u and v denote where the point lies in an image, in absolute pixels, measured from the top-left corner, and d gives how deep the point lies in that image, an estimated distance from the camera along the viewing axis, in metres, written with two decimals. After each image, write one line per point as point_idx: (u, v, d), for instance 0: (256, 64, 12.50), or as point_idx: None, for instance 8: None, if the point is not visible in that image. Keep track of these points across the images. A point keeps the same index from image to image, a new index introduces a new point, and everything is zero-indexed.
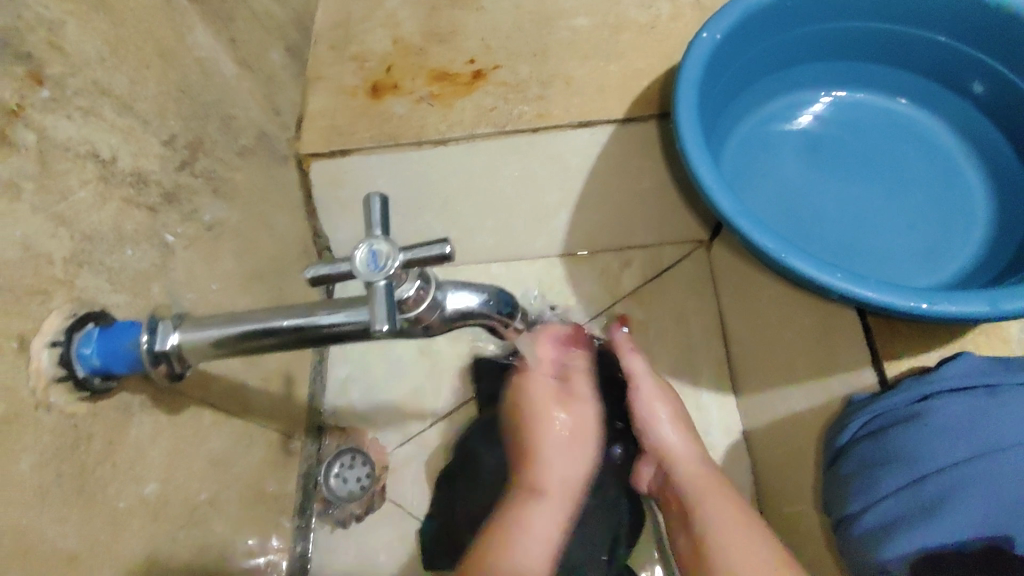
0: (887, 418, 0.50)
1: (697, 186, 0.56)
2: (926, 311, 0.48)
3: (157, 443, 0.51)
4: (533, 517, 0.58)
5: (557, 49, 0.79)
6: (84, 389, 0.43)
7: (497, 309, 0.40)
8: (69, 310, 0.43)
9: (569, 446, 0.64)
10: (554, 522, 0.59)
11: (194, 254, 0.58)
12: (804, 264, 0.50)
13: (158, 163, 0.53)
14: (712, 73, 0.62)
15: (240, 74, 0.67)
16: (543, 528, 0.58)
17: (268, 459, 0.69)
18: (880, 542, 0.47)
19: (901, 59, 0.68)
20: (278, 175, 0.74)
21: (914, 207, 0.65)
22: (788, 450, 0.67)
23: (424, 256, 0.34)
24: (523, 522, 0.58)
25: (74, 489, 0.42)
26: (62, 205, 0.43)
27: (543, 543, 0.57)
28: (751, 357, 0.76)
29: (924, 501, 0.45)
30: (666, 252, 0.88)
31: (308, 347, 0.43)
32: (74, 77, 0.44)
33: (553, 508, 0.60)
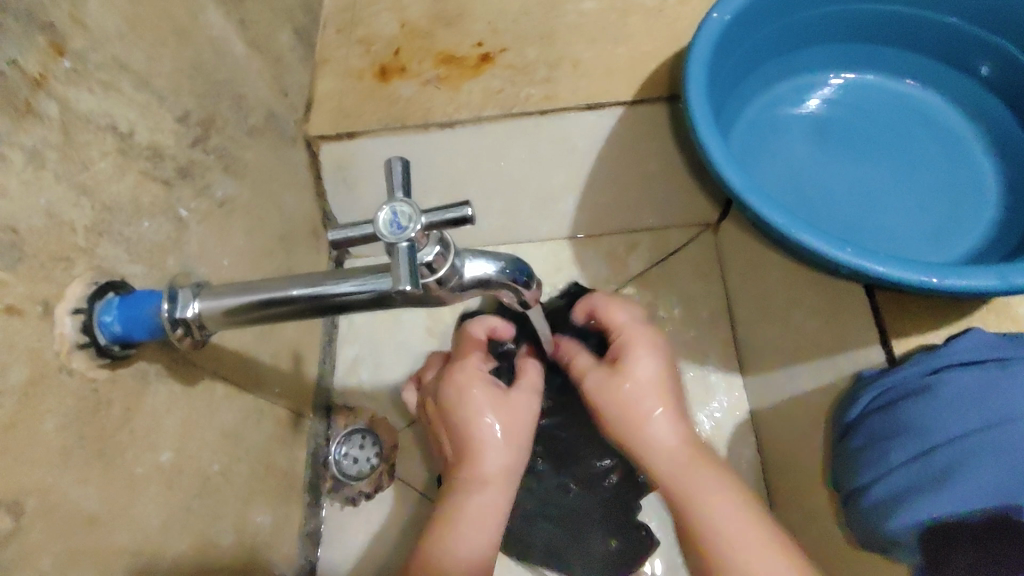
0: (899, 391, 0.51)
1: (707, 163, 0.56)
2: (937, 286, 0.49)
3: (171, 413, 0.52)
4: (469, 506, 0.56)
5: (564, 32, 0.80)
6: (105, 356, 0.44)
7: (514, 279, 0.40)
8: (91, 278, 0.44)
9: (507, 436, 0.59)
10: (492, 507, 0.57)
11: (206, 230, 0.58)
12: (814, 239, 0.51)
13: (173, 138, 0.54)
14: (722, 53, 0.63)
15: (250, 54, 0.67)
16: (479, 513, 0.56)
17: (277, 435, 0.70)
18: (891, 512, 0.48)
19: (910, 41, 0.69)
20: (287, 155, 0.74)
21: (923, 187, 0.66)
22: (795, 428, 0.68)
23: (447, 219, 0.34)
24: (458, 510, 0.56)
25: (94, 452, 0.43)
26: (85, 175, 0.44)
27: (480, 529, 0.56)
28: (758, 338, 0.77)
29: (935, 469, 0.46)
30: (674, 234, 0.88)
31: (323, 315, 0.43)
32: (95, 51, 0.45)
33: (493, 495, 0.57)
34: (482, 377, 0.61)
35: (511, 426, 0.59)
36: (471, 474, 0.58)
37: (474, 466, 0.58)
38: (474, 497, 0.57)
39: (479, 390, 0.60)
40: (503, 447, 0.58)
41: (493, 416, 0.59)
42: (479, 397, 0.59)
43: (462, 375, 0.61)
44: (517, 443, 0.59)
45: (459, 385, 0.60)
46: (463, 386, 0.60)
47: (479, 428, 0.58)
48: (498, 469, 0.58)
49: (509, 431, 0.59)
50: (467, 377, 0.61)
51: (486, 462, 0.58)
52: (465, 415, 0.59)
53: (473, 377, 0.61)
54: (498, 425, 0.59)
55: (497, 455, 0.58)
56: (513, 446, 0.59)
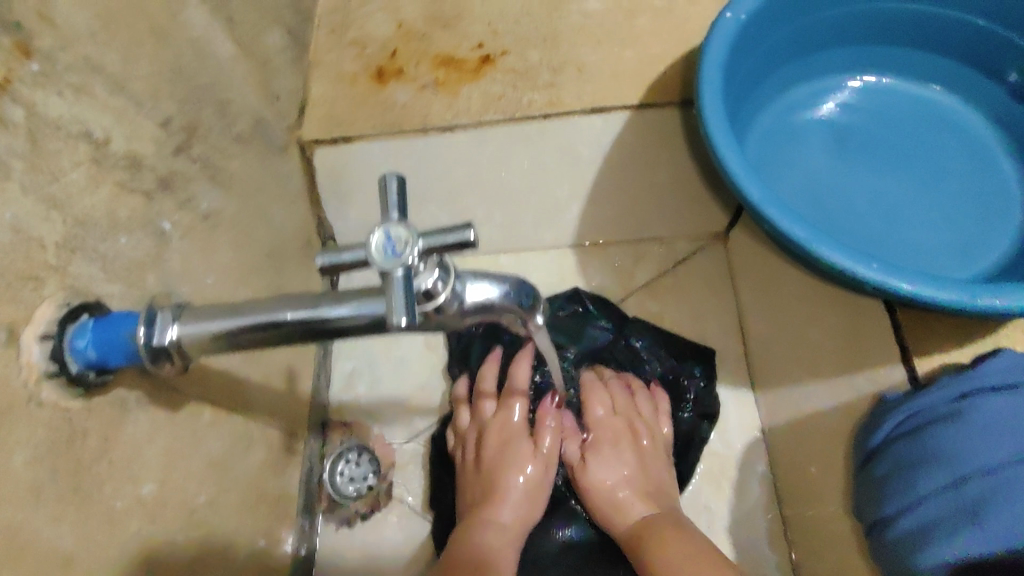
0: (925, 416, 0.48)
1: (722, 171, 0.53)
2: (972, 306, 0.46)
3: (153, 442, 0.48)
4: (494, 546, 0.63)
5: (566, 34, 0.76)
6: (79, 384, 0.41)
7: (519, 302, 0.36)
8: (62, 299, 0.40)
9: (534, 489, 0.68)
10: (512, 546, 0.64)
11: (190, 244, 0.55)
12: (839, 254, 0.48)
13: (153, 146, 0.50)
14: (737, 56, 0.60)
15: (237, 56, 0.64)
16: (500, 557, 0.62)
17: (268, 459, 0.66)
18: (920, 547, 0.44)
19: (932, 43, 0.66)
20: (277, 163, 0.71)
21: (945, 198, 0.63)
22: (812, 450, 0.65)
23: (446, 243, 0.31)
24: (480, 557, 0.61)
25: (69, 487, 0.40)
26: (55, 186, 0.40)
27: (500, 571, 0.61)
28: (771, 353, 0.74)
29: (968, 503, 0.43)
30: (682, 245, 0.84)
31: (316, 341, 0.40)
32: (65, 52, 0.42)
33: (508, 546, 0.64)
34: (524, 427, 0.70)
35: (536, 484, 0.68)
36: (495, 518, 0.65)
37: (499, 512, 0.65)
38: (496, 539, 0.63)
39: (520, 441, 0.69)
40: (527, 500, 0.67)
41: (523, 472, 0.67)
42: (521, 448, 0.68)
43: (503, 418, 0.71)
44: (535, 502, 0.67)
45: (504, 433, 0.70)
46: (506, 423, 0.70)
47: (507, 483, 0.67)
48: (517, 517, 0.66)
49: (536, 484, 0.68)
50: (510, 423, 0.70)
51: (506, 516, 0.65)
52: (500, 464, 0.68)
53: (517, 429, 0.70)
54: (529, 480, 0.67)
55: (528, 502, 0.67)
56: (532, 502, 0.67)
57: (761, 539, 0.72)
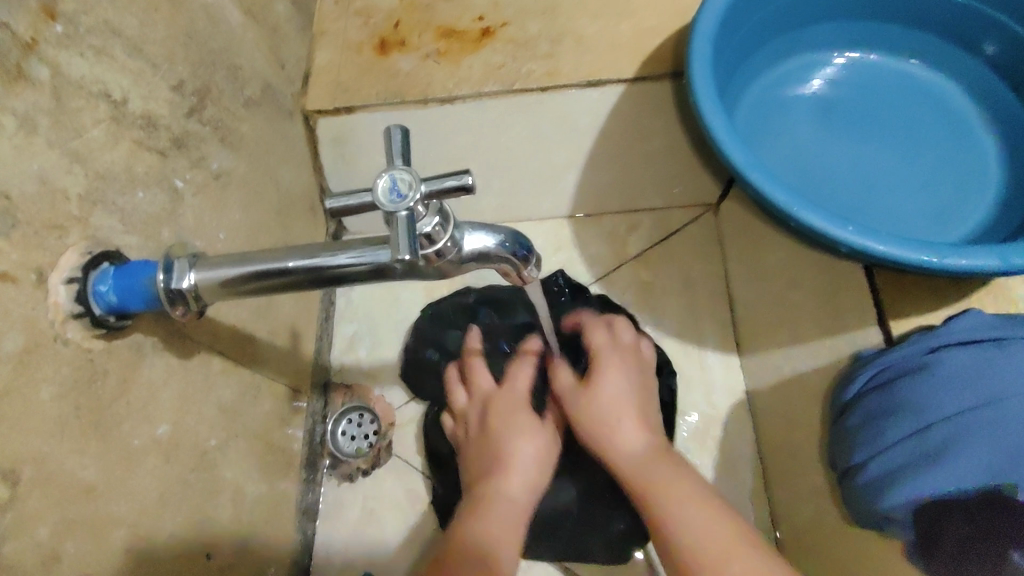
0: (896, 369, 0.51)
1: (709, 139, 0.56)
2: (938, 265, 0.49)
3: (168, 386, 0.51)
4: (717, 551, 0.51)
5: (566, 7, 0.79)
6: (101, 327, 0.43)
7: (514, 253, 0.39)
8: (85, 247, 0.43)
9: (643, 405, 0.65)
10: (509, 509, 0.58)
11: (202, 203, 0.57)
12: (816, 218, 0.51)
13: (168, 107, 0.53)
14: (727, 28, 0.62)
15: (246, 24, 0.66)
16: (684, 519, 0.54)
17: (274, 412, 0.69)
18: (887, 490, 0.48)
19: (917, 19, 0.68)
20: (284, 129, 0.73)
21: (926, 168, 0.65)
22: (792, 412, 0.68)
23: (446, 187, 0.34)
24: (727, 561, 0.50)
25: (91, 422, 0.43)
26: (78, 142, 0.43)
27: (507, 527, 0.57)
28: (756, 321, 0.76)
29: (928, 447, 0.46)
30: (675, 215, 0.88)
31: (323, 288, 0.43)
32: (86, 15, 0.44)
33: (520, 487, 0.60)
34: (629, 389, 0.65)
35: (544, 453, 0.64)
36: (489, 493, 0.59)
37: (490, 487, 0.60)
38: (700, 490, 0.56)
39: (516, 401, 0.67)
40: (518, 423, 0.65)
41: (617, 402, 0.64)
42: (626, 406, 0.64)
43: (609, 376, 0.66)
44: (542, 470, 0.63)
45: (613, 400, 0.64)
46: (589, 403, 0.64)
47: (602, 412, 0.64)
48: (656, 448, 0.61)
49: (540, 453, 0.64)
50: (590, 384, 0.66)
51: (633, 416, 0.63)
52: (608, 423, 0.63)
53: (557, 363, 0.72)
54: (536, 447, 0.64)
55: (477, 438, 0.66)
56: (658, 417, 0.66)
57: (742, 493, 0.75)
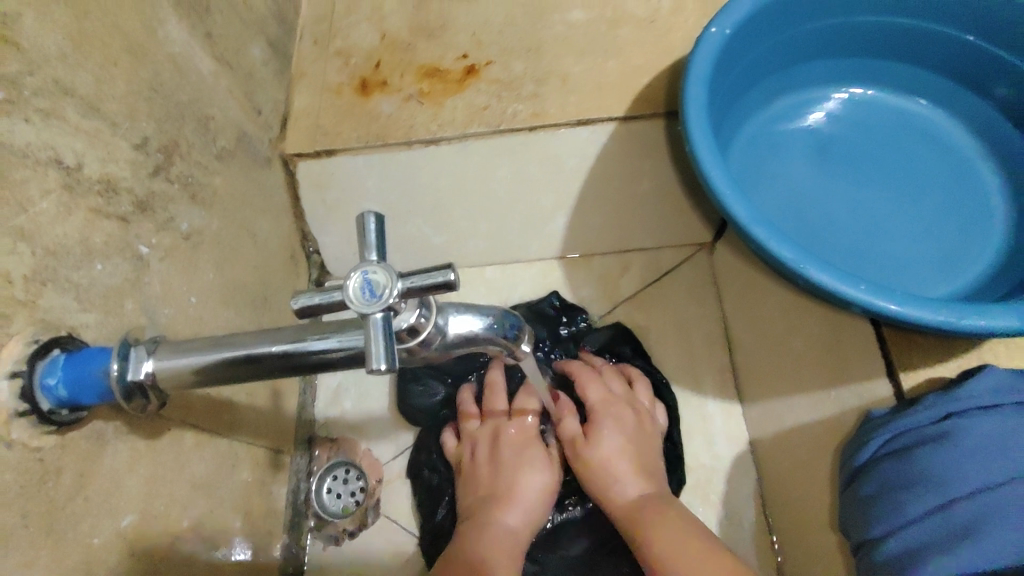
0: (911, 436, 0.47)
1: (706, 188, 0.53)
2: (955, 325, 0.46)
3: (134, 471, 0.47)
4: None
5: (552, 44, 0.76)
6: (51, 423, 0.39)
7: (504, 334, 0.36)
8: (33, 334, 0.39)
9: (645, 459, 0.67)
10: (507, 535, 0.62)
11: (170, 266, 0.53)
12: (823, 275, 0.48)
13: (129, 168, 0.49)
14: (722, 68, 0.60)
15: (217, 71, 0.62)
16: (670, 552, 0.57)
17: (253, 481, 0.65)
18: (906, 569, 0.44)
19: (918, 56, 0.66)
20: (261, 177, 0.70)
21: (929, 211, 0.63)
22: (796, 464, 0.65)
23: (425, 284, 0.30)
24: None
25: (41, 529, 0.39)
26: (22, 217, 0.39)
27: (506, 547, 0.61)
28: (758, 368, 0.73)
29: (954, 526, 0.43)
30: (665, 256, 0.85)
31: (298, 374, 0.39)
32: (33, 76, 0.40)
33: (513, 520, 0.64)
34: (624, 446, 0.67)
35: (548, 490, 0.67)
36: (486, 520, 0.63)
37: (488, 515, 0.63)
38: (691, 525, 0.59)
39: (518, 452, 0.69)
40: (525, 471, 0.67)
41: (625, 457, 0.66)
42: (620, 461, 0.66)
43: (613, 432, 0.68)
44: (541, 503, 0.66)
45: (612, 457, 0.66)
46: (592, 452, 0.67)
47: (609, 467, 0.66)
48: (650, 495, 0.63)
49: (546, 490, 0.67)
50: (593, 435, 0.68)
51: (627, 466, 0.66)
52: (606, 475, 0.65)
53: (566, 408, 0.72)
54: (540, 481, 0.67)
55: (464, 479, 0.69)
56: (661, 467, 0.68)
57: (748, 550, 0.71)
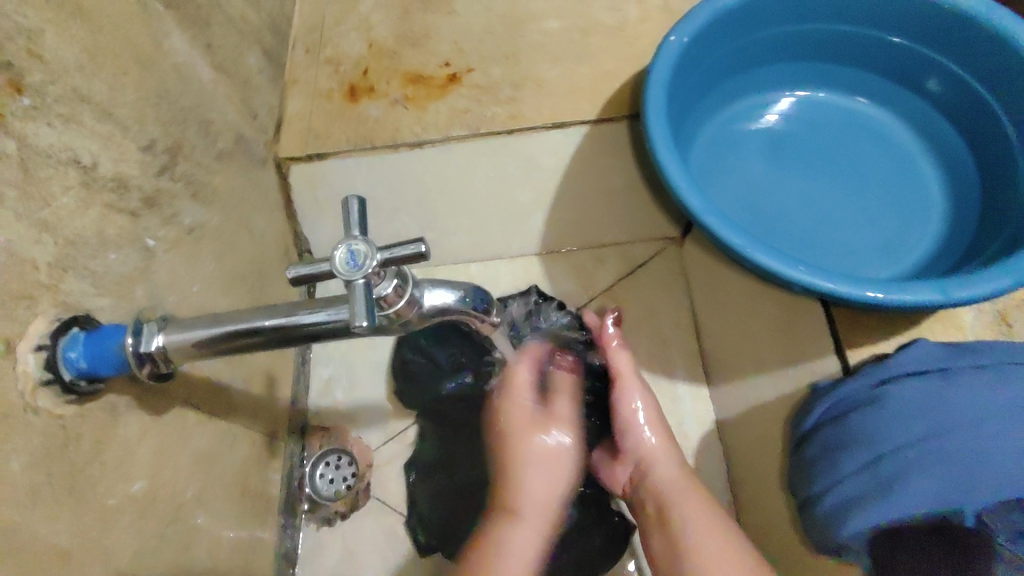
0: (849, 403, 0.53)
1: (666, 182, 0.58)
2: (883, 301, 0.51)
3: (144, 442, 0.52)
4: None
5: (528, 52, 0.82)
6: (72, 392, 0.44)
7: (473, 307, 0.41)
8: (55, 314, 0.44)
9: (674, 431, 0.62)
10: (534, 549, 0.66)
11: (175, 258, 0.58)
12: (768, 258, 0.54)
13: (138, 167, 0.54)
14: (682, 74, 0.65)
15: (216, 78, 0.67)
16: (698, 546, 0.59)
17: (252, 459, 0.70)
18: (842, 519, 0.49)
19: (859, 59, 0.73)
20: (257, 178, 0.74)
21: (875, 201, 0.71)
22: (754, 437, 0.71)
23: (400, 254, 0.35)
24: None
25: (64, 487, 0.43)
26: (46, 211, 0.44)
27: (526, 563, 0.64)
28: (724, 351, 0.78)
29: (882, 478, 0.48)
30: (638, 248, 0.88)
31: (291, 345, 0.44)
32: (54, 84, 0.45)
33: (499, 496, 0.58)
34: None
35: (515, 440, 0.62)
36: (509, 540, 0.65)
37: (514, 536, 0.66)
38: (717, 519, 0.62)
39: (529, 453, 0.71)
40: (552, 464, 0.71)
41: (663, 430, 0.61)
42: None
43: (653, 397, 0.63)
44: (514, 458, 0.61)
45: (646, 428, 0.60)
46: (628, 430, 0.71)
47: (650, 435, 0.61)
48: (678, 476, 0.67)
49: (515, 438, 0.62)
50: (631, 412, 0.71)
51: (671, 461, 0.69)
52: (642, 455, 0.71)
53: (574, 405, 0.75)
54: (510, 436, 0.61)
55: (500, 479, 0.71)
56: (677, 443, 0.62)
57: None
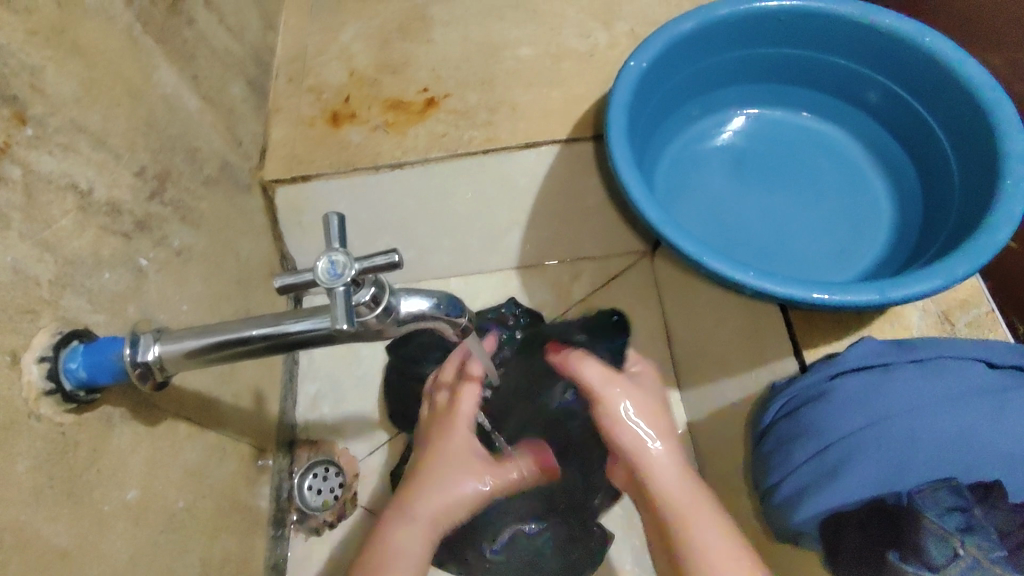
0: (802, 398, 0.57)
1: (628, 198, 0.63)
2: (827, 301, 0.56)
3: (136, 452, 0.54)
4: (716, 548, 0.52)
5: (502, 77, 0.86)
6: (71, 401, 0.47)
7: (446, 313, 0.45)
8: (55, 328, 0.47)
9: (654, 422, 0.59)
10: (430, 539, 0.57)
11: (165, 277, 0.61)
12: (721, 264, 0.58)
13: (130, 193, 0.57)
14: (640, 97, 0.70)
15: (203, 108, 0.71)
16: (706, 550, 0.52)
17: (240, 472, 0.72)
18: (798, 506, 0.53)
19: (804, 78, 0.78)
20: (242, 202, 0.78)
21: (827, 212, 0.76)
22: (723, 438, 0.74)
23: (377, 264, 0.39)
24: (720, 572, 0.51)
25: (63, 491, 0.46)
26: (47, 232, 0.47)
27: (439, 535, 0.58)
28: (692, 357, 0.82)
29: (828, 466, 0.52)
30: (614, 261, 0.93)
31: (279, 352, 0.47)
32: (54, 116, 0.49)
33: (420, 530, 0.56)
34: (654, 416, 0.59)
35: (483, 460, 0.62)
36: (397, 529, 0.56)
37: (399, 529, 0.56)
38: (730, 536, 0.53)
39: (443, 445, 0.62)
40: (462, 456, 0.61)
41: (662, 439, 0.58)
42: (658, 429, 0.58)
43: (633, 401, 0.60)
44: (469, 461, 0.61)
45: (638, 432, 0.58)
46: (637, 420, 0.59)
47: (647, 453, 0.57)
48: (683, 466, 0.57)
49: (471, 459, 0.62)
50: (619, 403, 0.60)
51: (688, 492, 0.55)
52: (639, 450, 0.57)
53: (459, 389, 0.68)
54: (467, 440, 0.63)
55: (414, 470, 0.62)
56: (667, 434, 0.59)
57: None
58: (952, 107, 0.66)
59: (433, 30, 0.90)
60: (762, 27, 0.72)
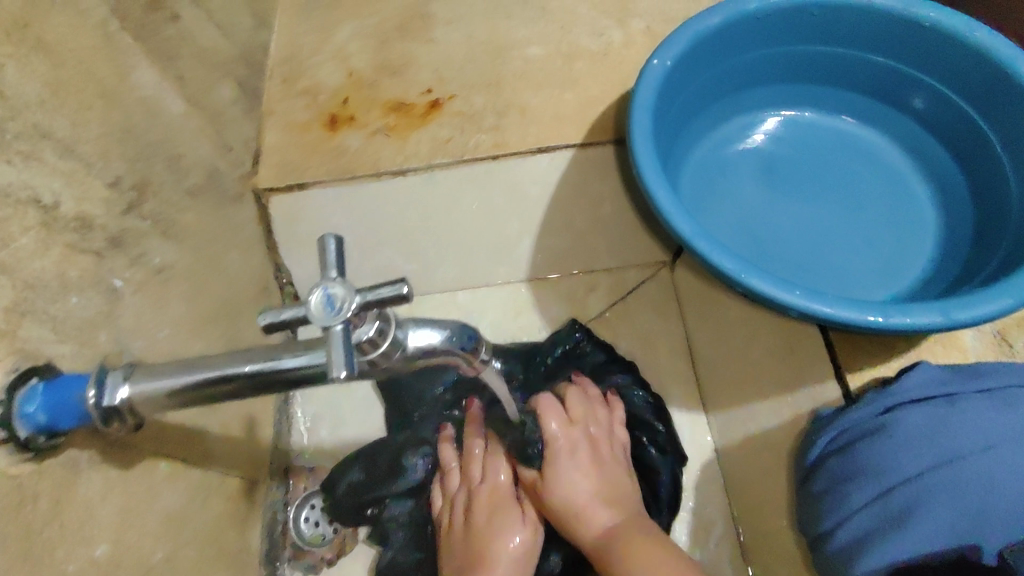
0: (855, 432, 0.52)
1: (655, 208, 0.57)
2: (883, 324, 0.50)
3: (107, 500, 0.48)
4: None
5: (511, 78, 0.81)
6: (29, 449, 0.41)
7: (461, 346, 0.38)
8: (13, 363, 0.41)
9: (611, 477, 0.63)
10: None
11: (143, 299, 0.55)
12: (764, 282, 0.52)
13: (103, 206, 0.51)
14: (665, 98, 0.64)
15: (188, 111, 0.65)
16: None
17: (229, 508, 0.66)
18: (856, 557, 0.48)
19: (838, 78, 0.73)
20: (232, 213, 0.72)
21: (868, 223, 0.71)
22: (756, 470, 0.68)
23: (382, 296, 0.33)
24: None
25: (20, 552, 0.40)
26: (3, 253, 0.41)
27: None
28: (719, 379, 0.75)
29: (893, 511, 0.46)
30: (630, 274, 0.83)
31: (269, 392, 0.41)
32: (14, 121, 0.43)
33: None
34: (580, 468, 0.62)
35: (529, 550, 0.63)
36: None
37: None
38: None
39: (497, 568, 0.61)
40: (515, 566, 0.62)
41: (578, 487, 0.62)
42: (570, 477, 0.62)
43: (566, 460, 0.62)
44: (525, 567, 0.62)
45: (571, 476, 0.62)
46: (584, 509, 0.60)
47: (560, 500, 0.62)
48: (622, 522, 0.60)
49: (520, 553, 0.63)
50: (565, 479, 0.61)
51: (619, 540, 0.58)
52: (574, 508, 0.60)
53: (498, 497, 0.65)
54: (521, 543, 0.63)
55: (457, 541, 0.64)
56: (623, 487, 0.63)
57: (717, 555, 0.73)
58: (1009, 110, 0.61)
59: (436, 28, 0.85)
60: (796, 20, 0.66)
